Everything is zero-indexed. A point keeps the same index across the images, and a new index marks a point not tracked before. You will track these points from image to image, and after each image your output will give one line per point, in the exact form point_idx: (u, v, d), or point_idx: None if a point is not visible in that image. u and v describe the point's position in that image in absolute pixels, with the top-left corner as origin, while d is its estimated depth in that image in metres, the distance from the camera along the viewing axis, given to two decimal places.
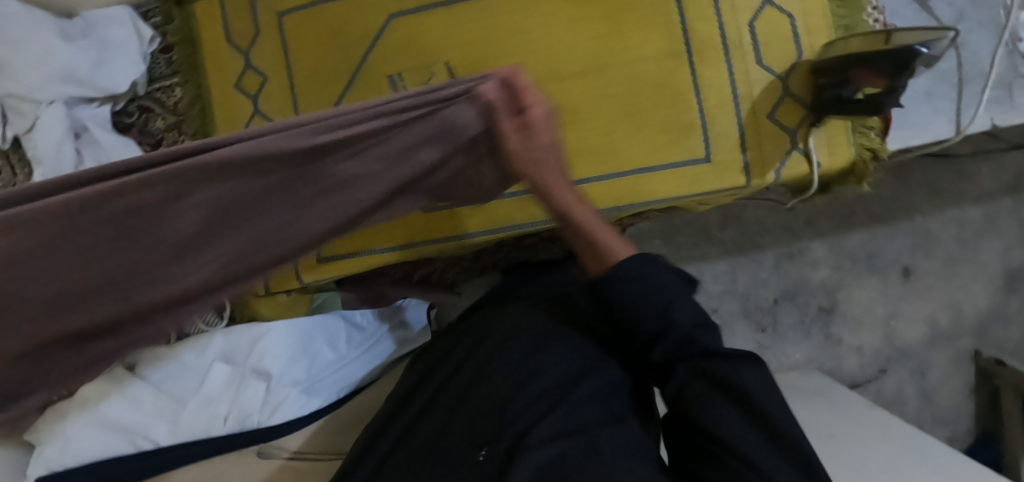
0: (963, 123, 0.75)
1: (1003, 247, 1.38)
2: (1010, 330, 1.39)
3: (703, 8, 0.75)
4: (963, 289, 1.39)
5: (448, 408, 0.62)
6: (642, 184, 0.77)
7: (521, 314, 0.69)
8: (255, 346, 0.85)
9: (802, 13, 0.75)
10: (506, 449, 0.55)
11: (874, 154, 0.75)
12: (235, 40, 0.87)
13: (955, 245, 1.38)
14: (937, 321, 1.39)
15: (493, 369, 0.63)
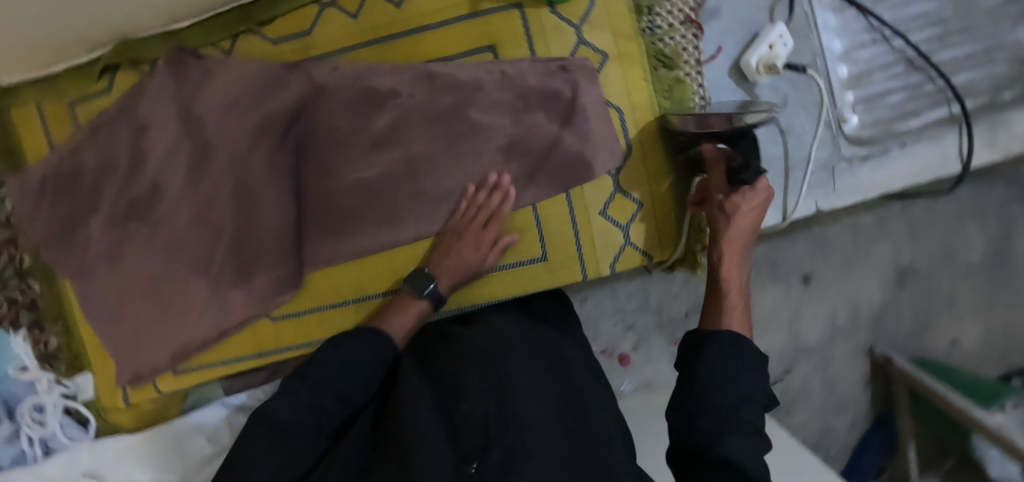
0: (789, 209, 0.76)
1: (894, 248, 1.23)
2: (901, 322, 1.26)
3: (527, 107, 0.74)
4: (861, 288, 1.23)
5: (435, 420, 0.54)
6: (481, 288, 0.77)
7: (491, 330, 0.65)
8: (121, 460, 0.86)
9: (629, 106, 0.74)
10: (496, 461, 0.49)
11: (703, 244, 0.77)
12: (53, 140, 0.81)
13: (850, 249, 1.22)
14: (836, 319, 1.23)
15: (471, 384, 0.56)
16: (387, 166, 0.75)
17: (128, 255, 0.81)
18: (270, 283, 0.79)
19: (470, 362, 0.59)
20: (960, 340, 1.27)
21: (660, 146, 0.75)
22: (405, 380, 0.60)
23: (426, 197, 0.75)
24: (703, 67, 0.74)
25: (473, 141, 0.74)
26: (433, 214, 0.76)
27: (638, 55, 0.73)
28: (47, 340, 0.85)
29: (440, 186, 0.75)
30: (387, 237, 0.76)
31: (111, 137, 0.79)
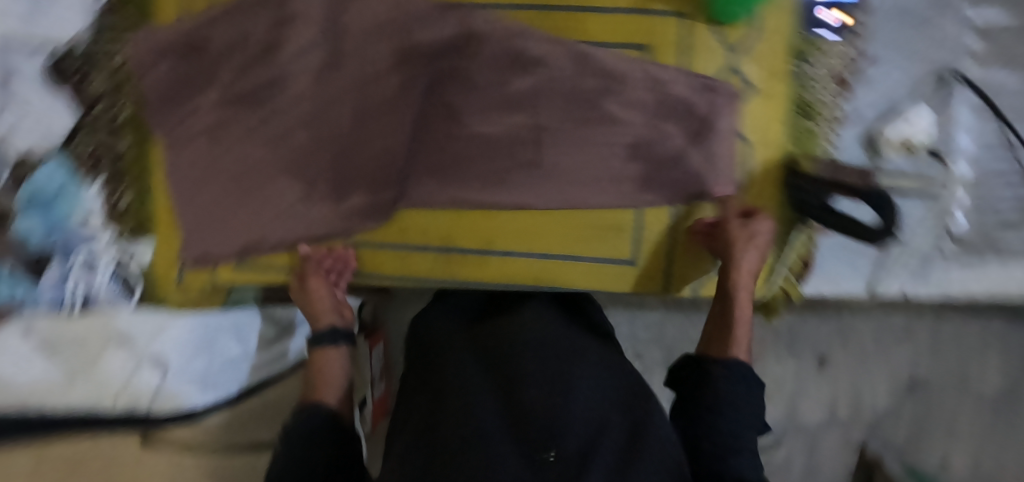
0: (876, 283, 0.78)
1: (913, 357, 1.27)
2: (898, 428, 1.28)
3: (669, 112, 0.74)
4: (870, 384, 1.27)
5: (497, 413, 0.57)
6: (564, 271, 0.79)
7: (541, 329, 0.70)
8: (158, 335, 0.86)
9: (759, 144, 0.75)
10: (573, 450, 0.51)
11: (786, 293, 0.78)
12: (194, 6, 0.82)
13: (869, 345, 1.27)
14: (835, 407, 1.28)
15: (532, 378, 0.60)
16: (515, 132, 0.76)
17: (226, 140, 0.81)
18: (361, 205, 0.79)
19: (527, 356, 0.64)
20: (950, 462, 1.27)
21: (777, 187, 0.76)
22: (461, 371, 0.65)
23: (542, 171, 0.76)
24: (838, 126, 0.75)
25: (601, 129, 0.75)
26: (543, 187, 0.76)
27: (782, 96, 0.74)
28: (118, 197, 0.85)
29: (557, 164, 0.76)
30: (491, 196, 0.77)
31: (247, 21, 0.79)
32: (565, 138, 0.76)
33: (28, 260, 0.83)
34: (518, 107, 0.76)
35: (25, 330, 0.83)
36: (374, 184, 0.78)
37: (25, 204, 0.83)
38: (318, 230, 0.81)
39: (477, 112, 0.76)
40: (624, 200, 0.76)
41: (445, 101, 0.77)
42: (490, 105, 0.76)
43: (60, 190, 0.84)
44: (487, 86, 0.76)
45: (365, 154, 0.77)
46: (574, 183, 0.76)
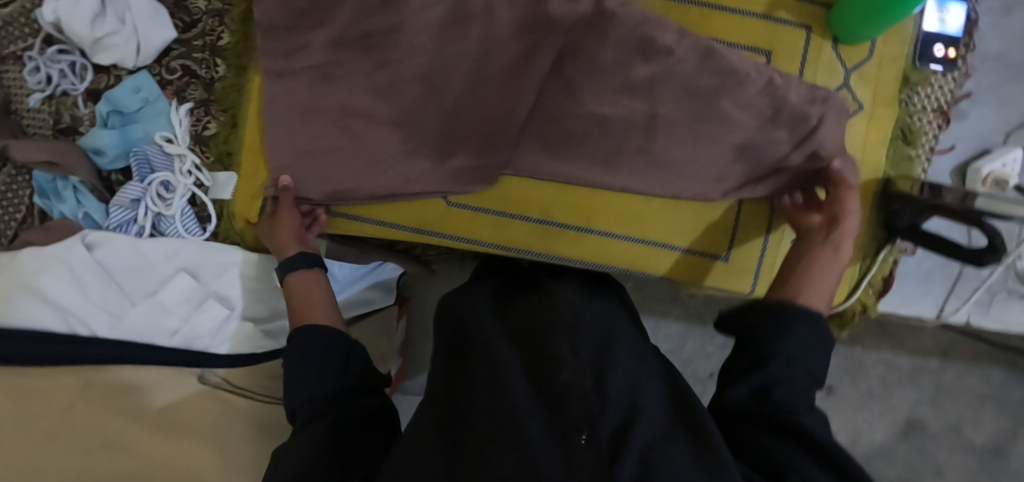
0: (945, 310, 0.82)
1: (914, 399, 1.30)
2: (888, 470, 1.30)
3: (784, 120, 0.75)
4: (867, 422, 1.30)
5: (528, 388, 0.52)
6: (655, 258, 0.82)
7: (574, 310, 0.65)
8: (225, 272, 0.81)
9: (860, 161, 0.78)
10: (608, 436, 0.47)
11: (863, 308, 0.81)
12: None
13: (877, 383, 1.31)
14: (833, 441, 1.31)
15: (567, 355, 0.55)
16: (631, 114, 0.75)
17: (328, 82, 0.77)
18: (465, 167, 0.76)
19: (561, 333, 0.59)
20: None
21: (871, 206, 0.79)
22: (489, 339, 0.60)
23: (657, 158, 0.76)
24: (932, 156, 0.80)
25: (716, 128, 0.75)
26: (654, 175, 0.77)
27: (888, 121, 0.78)
28: (205, 124, 0.81)
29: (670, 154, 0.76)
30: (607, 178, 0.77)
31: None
32: (676, 128, 0.75)
33: (99, 172, 0.82)
34: (638, 91, 0.74)
35: (86, 246, 0.77)
36: (482, 146, 0.75)
37: (104, 117, 0.80)
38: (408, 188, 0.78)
39: (596, 89, 0.74)
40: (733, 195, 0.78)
41: (564, 73, 0.73)
42: (612, 83, 0.74)
43: (140, 108, 0.80)
44: (610, 63, 0.73)
45: (475, 115, 0.74)
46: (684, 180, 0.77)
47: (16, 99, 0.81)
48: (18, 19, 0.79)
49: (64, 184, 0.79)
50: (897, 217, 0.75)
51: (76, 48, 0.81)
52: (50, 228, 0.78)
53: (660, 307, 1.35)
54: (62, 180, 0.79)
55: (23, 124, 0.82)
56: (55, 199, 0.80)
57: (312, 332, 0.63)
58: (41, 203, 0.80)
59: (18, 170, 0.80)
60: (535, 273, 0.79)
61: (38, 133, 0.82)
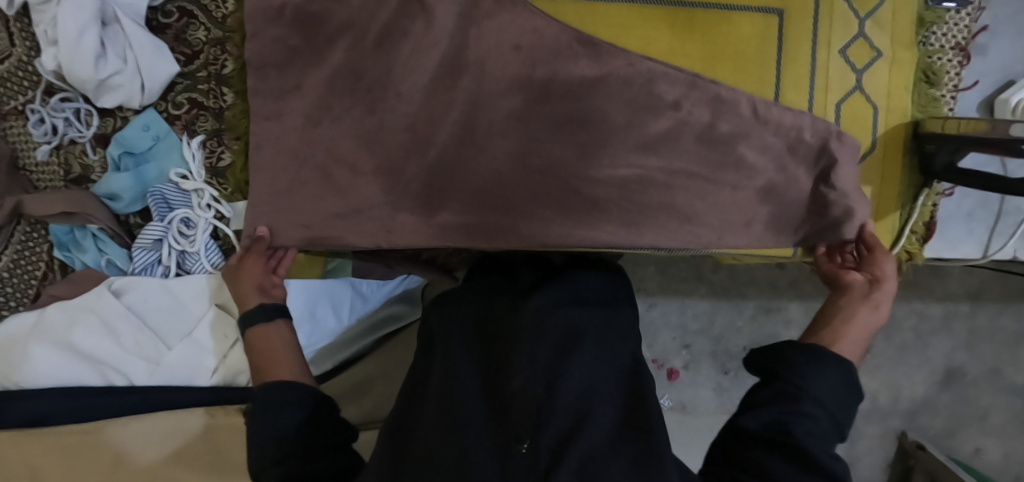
0: (991, 248, 0.80)
1: (950, 347, 1.30)
2: (934, 420, 1.31)
3: (798, 78, 0.76)
4: (907, 376, 1.30)
5: (479, 401, 0.51)
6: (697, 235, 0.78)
7: (540, 310, 0.59)
8: None
9: (885, 108, 0.77)
10: (551, 445, 0.46)
11: (909, 256, 0.80)
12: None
13: (911, 336, 1.29)
14: (876, 399, 1.30)
15: (523, 363, 0.53)
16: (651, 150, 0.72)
17: (336, 98, 0.73)
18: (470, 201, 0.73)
19: (520, 340, 0.55)
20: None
21: (902, 152, 0.78)
22: (447, 356, 0.57)
23: (673, 184, 0.73)
24: (958, 95, 0.79)
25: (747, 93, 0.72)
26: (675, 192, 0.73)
27: (910, 63, 0.77)
28: (220, 156, 0.80)
29: (692, 147, 0.72)
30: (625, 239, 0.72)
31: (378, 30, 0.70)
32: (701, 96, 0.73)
33: (117, 217, 0.80)
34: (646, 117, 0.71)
35: (114, 294, 0.75)
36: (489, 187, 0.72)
37: (116, 160, 0.78)
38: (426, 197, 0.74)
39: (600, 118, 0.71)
40: (751, 229, 0.76)
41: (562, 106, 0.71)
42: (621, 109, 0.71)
43: (152, 146, 0.79)
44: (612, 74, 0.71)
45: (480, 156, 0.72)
46: (715, 168, 0.73)
47: (22, 155, 0.79)
48: (15, 72, 0.77)
49: (83, 233, 0.77)
50: (934, 159, 0.75)
51: (79, 95, 0.79)
52: (74, 280, 0.76)
53: (686, 287, 1.33)
54: (79, 230, 0.77)
55: (32, 179, 0.80)
56: (76, 251, 0.77)
57: (287, 391, 0.56)
58: (62, 256, 0.78)
59: (33, 226, 0.78)
60: (522, 273, 0.72)
61: (49, 186, 0.80)
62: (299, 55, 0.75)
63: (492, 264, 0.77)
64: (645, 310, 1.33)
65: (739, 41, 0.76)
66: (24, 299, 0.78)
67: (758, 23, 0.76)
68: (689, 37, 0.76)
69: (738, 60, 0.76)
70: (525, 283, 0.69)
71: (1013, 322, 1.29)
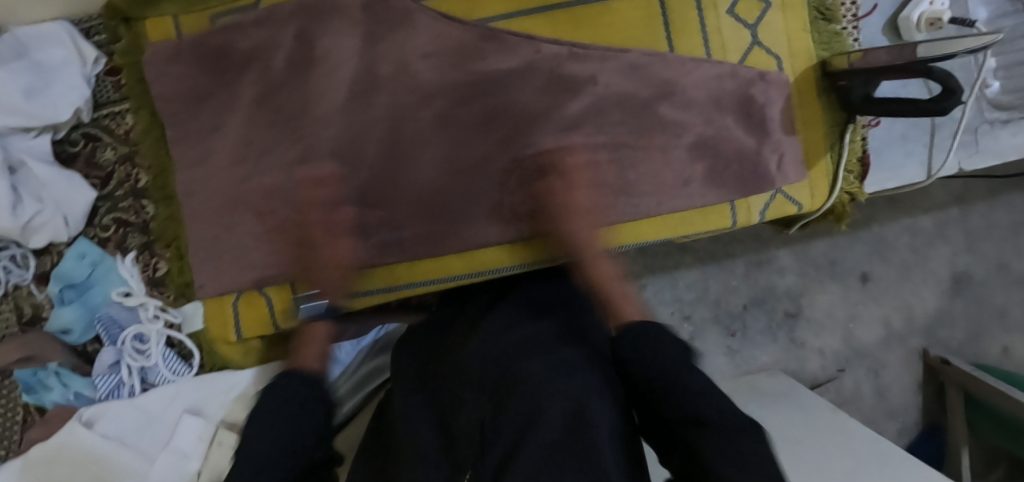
0: (934, 167, 0.78)
1: (951, 253, 1.42)
2: (953, 331, 1.45)
3: (693, 48, 0.76)
4: (915, 293, 1.43)
5: (430, 439, 0.55)
6: (646, 229, 0.78)
7: (490, 330, 0.62)
8: (227, 399, 0.80)
9: (788, 55, 0.76)
10: (492, 469, 0.47)
11: (851, 197, 0.78)
12: (183, 32, 0.78)
13: (908, 252, 1.42)
14: (890, 324, 1.45)
15: (471, 392, 0.55)
16: (570, 70, 0.75)
17: (272, 176, 0.77)
18: (397, 235, 0.78)
19: (465, 369, 0.59)
20: (1010, 348, 1.45)
21: (819, 93, 0.77)
22: (405, 405, 0.61)
23: (582, 129, 0.76)
24: (860, 23, 0.77)
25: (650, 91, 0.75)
26: (595, 155, 0.77)
27: (801, 4, 0.76)
28: (155, 265, 0.80)
29: (548, 134, 0.76)
30: (547, 186, 0.75)
31: (276, 32, 0.75)
32: (606, 86, 0.76)
33: (75, 348, 0.81)
34: (560, 118, 0.76)
35: (85, 425, 0.76)
36: (434, 195, 0.77)
37: (59, 296, 0.80)
38: (374, 256, 0.78)
39: (519, 134, 0.76)
40: (641, 188, 0.77)
41: (486, 133, 0.76)
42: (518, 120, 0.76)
43: (90, 273, 0.80)
44: (490, 91, 0.75)
45: (390, 167, 0.77)
46: (644, 134, 0.76)
47: None
48: None
49: (46, 373, 0.78)
50: (850, 93, 0.72)
51: (11, 241, 0.80)
52: (50, 420, 0.78)
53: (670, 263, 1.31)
54: (42, 371, 0.78)
55: None
56: (42, 391, 0.79)
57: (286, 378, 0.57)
58: (31, 399, 0.79)
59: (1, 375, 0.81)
60: (477, 297, 0.74)
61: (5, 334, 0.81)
62: (210, 142, 0.77)
63: (452, 315, 0.73)
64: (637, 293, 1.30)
65: (625, 26, 0.76)
66: (12, 446, 0.80)
67: (639, 4, 0.75)
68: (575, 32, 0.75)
69: (627, 44, 0.76)
70: (481, 305, 0.71)
71: (1007, 214, 1.41)
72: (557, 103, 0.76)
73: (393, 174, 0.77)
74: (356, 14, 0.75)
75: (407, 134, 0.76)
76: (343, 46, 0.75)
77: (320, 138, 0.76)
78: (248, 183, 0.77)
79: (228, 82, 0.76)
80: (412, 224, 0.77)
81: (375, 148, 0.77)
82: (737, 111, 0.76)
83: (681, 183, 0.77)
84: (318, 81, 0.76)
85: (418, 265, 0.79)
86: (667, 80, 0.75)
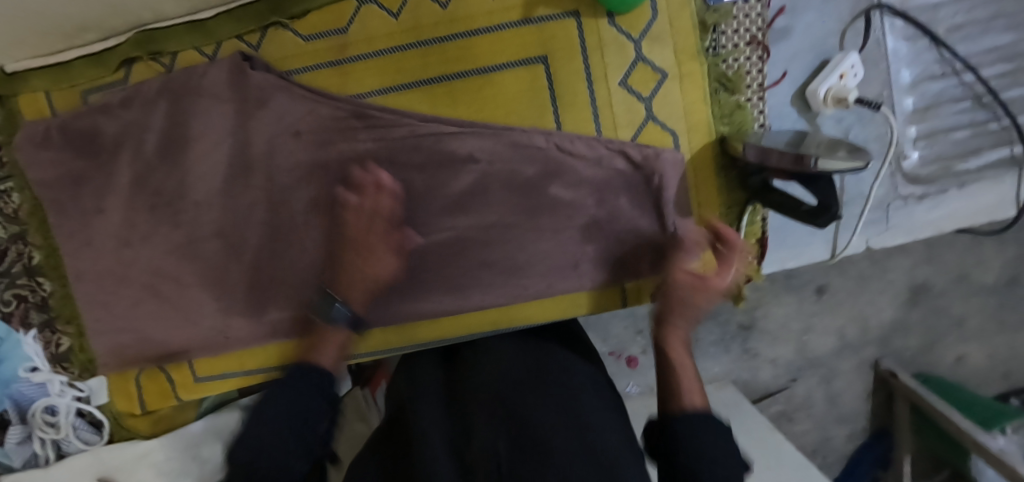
0: (839, 246, 0.76)
1: (910, 265, 1.23)
2: (909, 341, 1.26)
3: (583, 123, 0.70)
4: (871, 304, 1.24)
5: (449, 464, 0.48)
6: (545, 308, 0.75)
7: (500, 349, 0.62)
8: (138, 466, 0.82)
9: (685, 130, 0.71)
10: None
11: (749, 277, 0.75)
12: (54, 111, 0.74)
13: (867, 264, 1.21)
14: (845, 334, 1.25)
15: (482, 404, 0.53)
16: (447, 147, 0.70)
17: (158, 258, 0.75)
18: (286, 316, 0.76)
19: (478, 378, 0.58)
20: (966, 357, 1.28)
21: (716, 171, 0.72)
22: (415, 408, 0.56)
23: (469, 209, 0.72)
24: (765, 92, 0.71)
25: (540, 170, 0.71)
26: (484, 233, 0.73)
27: (701, 75, 0.69)
28: (58, 341, 0.82)
29: (436, 209, 0.72)
30: (434, 265, 0.74)
31: (143, 112, 0.71)
32: (492, 165, 0.71)
33: None
34: (448, 192, 0.72)
35: None
36: (327, 268, 0.74)
37: None
38: (268, 336, 0.77)
39: (408, 205, 0.72)
40: (532, 270, 0.74)
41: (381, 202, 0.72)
42: (409, 185, 0.71)
43: None
44: (380, 158, 0.71)
45: (271, 247, 0.74)
46: (532, 215, 0.72)
47: None
48: None
49: None
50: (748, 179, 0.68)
51: None
52: None
53: None
54: None
55: None
56: None
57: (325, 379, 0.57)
58: None
59: None
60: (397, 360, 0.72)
61: None
62: (90, 225, 0.75)
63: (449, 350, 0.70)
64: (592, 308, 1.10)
65: (507, 101, 0.70)
66: None
67: (523, 77, 0.69)
68: (455, 106, 0.70)
69: (510, 121, 0.71)
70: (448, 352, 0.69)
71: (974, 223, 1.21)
72: (443, 175, 0.71)
73: (280, 256, 0.74)
74: (223, 92, 0.70)
75: (286, 216, 0.73)
76: (213, 126, 0.71)
77: (202, 220, 0.74)
78: (134, 266, 0.76)
79: (102, 163, 0.73)
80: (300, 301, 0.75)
81: (258, 233, 0.74)
82: (634, 190, 0.71)
83: (570, 266, 0.73)
84: (193, 162, 0.72)
85: (312, 346, 0.78)
86: (555, 159, 0.70)
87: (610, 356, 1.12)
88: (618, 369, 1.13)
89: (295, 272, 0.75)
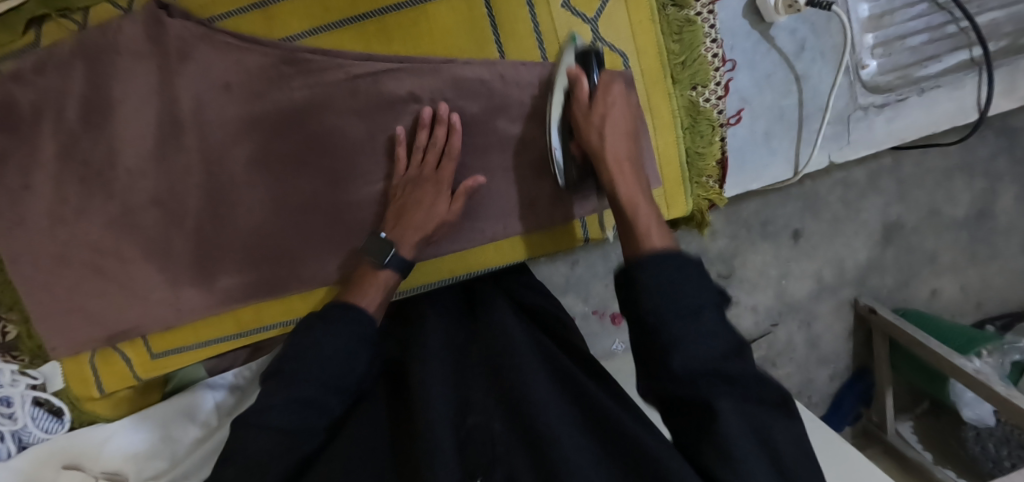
0: (802, 163, 0.76)
1: (883, 203, 1.21)
2: (885, 277, 1.25)
3: (525, 51, 0.68)
4: (846, 245, 1.21)
5: (447, 428, 0.48)
6: (504, 250, 0.73)
7: (496, 322, 0.61)
8: (102, 449, 0.80)
9: (635, 52, 0.68)
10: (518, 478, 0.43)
11: (711, 203, 0.74)
12: None
13: (840, 206, 1.19)
14: (822, 276, 1.23)
15: (479, 385, 0.53)
16: (385, 86, 0.67)
17: (95, 232, 0.72)
18: (234, 283, 0.73)
19: (473, 354, 0.57)
20: (940, 290, 1.28)
21: (670, 92, 0.69)
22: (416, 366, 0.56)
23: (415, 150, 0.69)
24: (715, 5, 0.69)
25: (485, 108, 0.68)
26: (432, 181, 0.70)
27: None
28: (4, 330, 0.79)
29: (382, 153, 0.69)
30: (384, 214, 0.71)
31: (60, 76, 0.67)
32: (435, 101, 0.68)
33: None
34: (393, 134, 0.69)
35: None
36: (281, 226, 0.71)
37: None
38: (218, 305, 0.74)
39: (354, 150, 0.69)
40: (488, 213, 0.72)
41: (329, 153, 0.69)
42: (359, 130, 0.69)
43: None
44: (325, 105, 0.68)
45: (209, 209, 0.71)
46: (481, 153, 0.70)
47: None
48: None
49: None
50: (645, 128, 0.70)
51: None
52: None
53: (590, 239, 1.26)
54: None
55: None
56: None
57: (328, 331, 0.56)
58: None
59: None
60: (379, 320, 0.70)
61: None
62: (18, 201, 0.71)
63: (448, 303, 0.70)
64: (570, 268, 1.07)
65: (444, 32, 0.67)
66: None
67: (459, 6, 0.66)
68: (390, 41, 0.67)
69: (449, 54, 0.68)
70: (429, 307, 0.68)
71: (941, 159, 1.20)
72: (385, 118, 0.68)
73: (221, 217, 0.71)
74: (141, 47, 0.66)
75: (220, 174, 0.70)
76: (136, 83, 0.67)
77: (137, 187, 0.70)
78: (72, 243, 0.72)
79: (23, 134, 0.69)
80: (246, 261, 0.72)
81: (196, 197, 0.70)
82: None
83: (526, 205, 0.72)
84: (121, 125, 0.68)
85: (269, 310, 0.76)
86: (499, 93, 0.68)
87: (594, 315, 1.09)
88: (601, 326, 1.10)
89: (237, 231, 0.71)
